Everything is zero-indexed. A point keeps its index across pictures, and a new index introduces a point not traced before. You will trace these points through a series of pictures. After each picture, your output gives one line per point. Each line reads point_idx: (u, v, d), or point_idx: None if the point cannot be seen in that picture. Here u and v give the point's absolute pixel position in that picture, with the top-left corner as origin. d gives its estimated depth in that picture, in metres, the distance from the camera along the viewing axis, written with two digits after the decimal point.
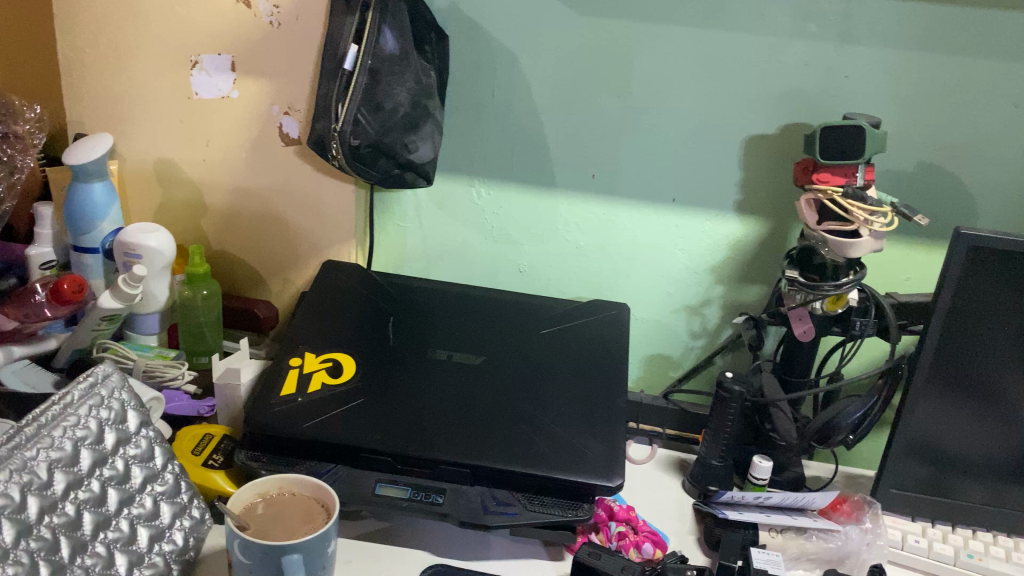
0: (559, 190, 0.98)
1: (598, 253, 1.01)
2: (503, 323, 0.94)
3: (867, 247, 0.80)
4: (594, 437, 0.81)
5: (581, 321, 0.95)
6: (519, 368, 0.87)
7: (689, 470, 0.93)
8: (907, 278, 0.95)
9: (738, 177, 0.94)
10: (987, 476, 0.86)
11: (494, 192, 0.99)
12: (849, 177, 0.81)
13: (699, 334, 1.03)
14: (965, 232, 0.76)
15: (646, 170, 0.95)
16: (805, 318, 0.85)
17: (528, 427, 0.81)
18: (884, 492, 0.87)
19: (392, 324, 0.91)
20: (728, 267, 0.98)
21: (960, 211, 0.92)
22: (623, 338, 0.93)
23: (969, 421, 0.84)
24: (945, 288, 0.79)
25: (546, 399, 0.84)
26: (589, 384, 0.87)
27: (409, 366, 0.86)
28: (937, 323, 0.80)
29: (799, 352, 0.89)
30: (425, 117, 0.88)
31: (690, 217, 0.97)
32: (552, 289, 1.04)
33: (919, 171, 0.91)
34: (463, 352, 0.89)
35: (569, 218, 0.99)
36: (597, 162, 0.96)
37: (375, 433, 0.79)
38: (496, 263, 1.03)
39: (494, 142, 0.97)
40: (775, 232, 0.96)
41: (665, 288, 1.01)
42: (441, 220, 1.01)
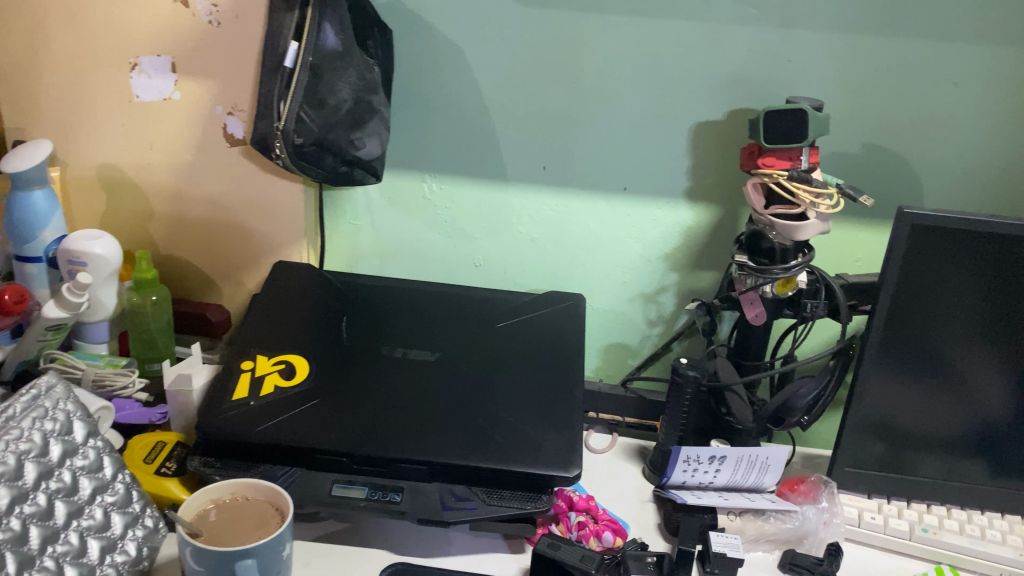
0: (511, 183, 0.98)
1: (551, 244, 1.01)
2: (459, 318, 0.93)
3: (815, 229, 0.81)
4: (551, 428, 0.81)
5: (536, 313, 0.95)
6: (474, 362, 0.87)
7: (649, 457, 0.93)
8: (857, 259, 0.97)
9: (687, 164, 0.94)
10: (939, 451, 0.88)
11: (446, 187, 0.99)
12: (795, 161, 0.81)
13: (655, 321, 1.03)
14: (908, 210, 0.77)
15: (597, 160, 0.95)
16: (756, 302, 0.86)
17: (485, 421, 0.81)
18: (840, 471, 0.88)
19: (346, 324, 0.91)
20: (682, 253, 0.99)
21: (905, 191, 0.93)
22: (579, 329, 0.93)
23: (920, 397, 0.86)
24: (890, 267, 0.80)
25: (502, 391, 0.84)
26: (546, 376, 0.87)
27: (364, 365, 0.86)
28: (884, 301, 0.81)
29: (753, 336, 0.89)
30: (370, 115, 0.87)
31: (642, 205, 0.97)
32: (508, 282, 1.04)
33: (864, 153, 0.92)
34: (417, 348, 0.88)
35: (521, 210, 0.99)
36: (548, 154, 0.96)
37: (330, 433, 0.78)
38: (451, 259, 1.02)
39: (444, 137, 0.96)
40: (726, 217, 0.96)
41: (620, 278, 1.01)
42: (393, 217, 1.00)
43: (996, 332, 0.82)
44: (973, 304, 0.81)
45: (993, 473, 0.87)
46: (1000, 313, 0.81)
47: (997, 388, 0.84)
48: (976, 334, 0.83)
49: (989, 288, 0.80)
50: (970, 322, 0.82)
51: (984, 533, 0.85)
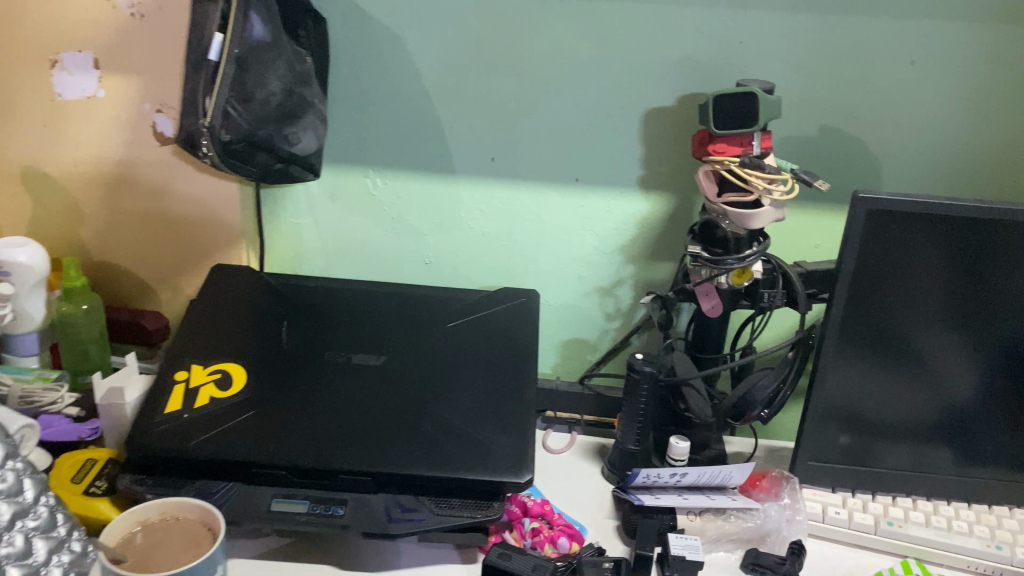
0: (459, 176, 0.94)
1: (503, 239, 0.97)
2: (406, 318, 0.89)
3: (767, 217, 0.79)
4: (501, 432, 0.78)
5: (488, 311, 0.92)
6: (421, 365, 0.83)
7: (608, 456, 0.89)
8: (817, 245, 0.94)
9: (640, 152, 0.91)
10: (903, 440, 0.85)
11: (390, 182, 0.95)
12: (746, 147, 0.78)
13: (613, 315, 0.99)
14: (863, 195, 0.74)
15: (547, 149, 0.92)
16: (712, 294, 0.83)
17: (432, 426, 0.77)
18: (803, 465, 0.86)
19: (287, 329, 0.87)
20: (637, 245, 0.95)
21: (863, 174, 0.90)
22: (532, 327, 0.90)
23: (882, 385, 0.83)
24: (847, 254, 0.77)
25: (451, 394, 0.80)
26: (497, 377, 0.83)
27: (304, 372, 0.82)
28: (842, 289, 0.79)
29: (710, 328, 0.86)
30: (302, 107, 0.83)
31: (595, 196, 0.94)
32: (460, 279, 1.00)
33: (820, 136, 0.89)
34: (361, 352, 0.84)
35: (470, 204, 0.95)
36: (495, 145, 0.92)
37: (268, 445, 0.74)
38: (399, 257, 0.99)
39: (387, 130, 0.92)
40: (681, 206, 0.93)
41: (575, 272, 0.98)
42: (336, 215, 0.96)
43: (958, 316, 0.80)
44: (933, 288, 0.79)
45: (959, 461, 0.85)
46: (961, 296, 0.79)
47: (960, 373, 0.82)
48: (938, 319, 0.80)
49: (948, 272, 0.78)
50: (931, 307, 0.80)
51: (951, 524, 0.82)
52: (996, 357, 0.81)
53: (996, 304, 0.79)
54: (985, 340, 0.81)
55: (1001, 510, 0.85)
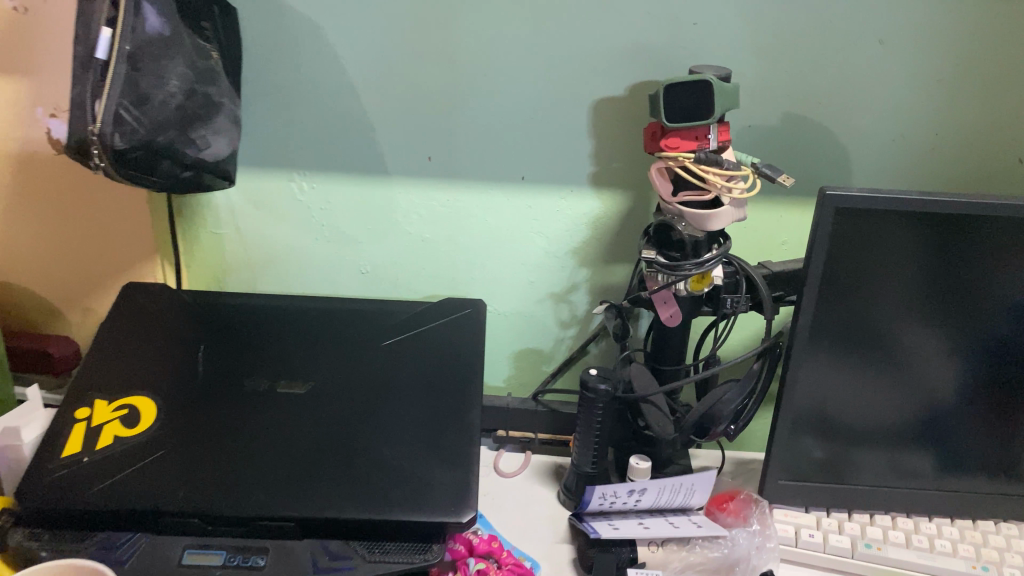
0: (393, 177, 0.86)
1: (446, 245, 0.89)
2: (338, 338, 0.81)
3: (727, 217, 0.72)
4: (441, 464, 0.70)
5: (429, 325, 0.84)
6: (352, 391, 0.76)
7: (564, 479, 0.82)
8: (784, 242, 0.87)
9: (590, 147, 0.83)
10: (879, 453, 0.79)
11: (319, 186, 0.86)
12: (702, 140, 0.70)
13: (568, 323, 0.92)
14: (831, 192, 0.67)
15: (488, 146, 0.83)
16: (671, 302, 0.75)
17: (363, 461, 0.70)
18: (773, 484, 0.79)
19: (203, 355, 0.78)
20: (591, 247, 0.88)
21: (831, 164, 0.84)
22: (478, 342, 0.82)
23: (856, 394, 0.77)
24: (814, 257, 0.70)
25: (384, 423, 0.73)
26: (437, 402, 0.75)
27: (221, 403, 0.74)
28: (811, 294, 0.72)
29: (670, 339, 0.79)
30: (208, 108, 0.75)
31: (543, 195, 0.86)
32: (401, 289, 0.92)
33: (784, 125, 0.82)
34: (286, 379, 0.77)
35: (407, 208, 0.87)
36: (431, 143, 0.84)
37: (178, 490, 0.66)
38: (333, 267, 0.90)
39: (311, 129, 0.84)
40: (637, 204, 0.85)
41: (526, 278, 0.90)
42: (261, 223, 0.88)
43: (936, 318, 0.73)
44: (909, 289, 0.72)
45: (940, 472, 0.79)
46: (938, 297, 0.72)
47: (942, 377, 0.76)
48: (914, 322, 0.74)
49: (924, 272, 0.71)
50: (908, 308, 0.73)
51: (933, 544, 0.76)
52: (978, 360, 0.75)
53: (976, 304, 0.73)
54: (966, 342, 0.74)
55: (986, 525, 0.79)
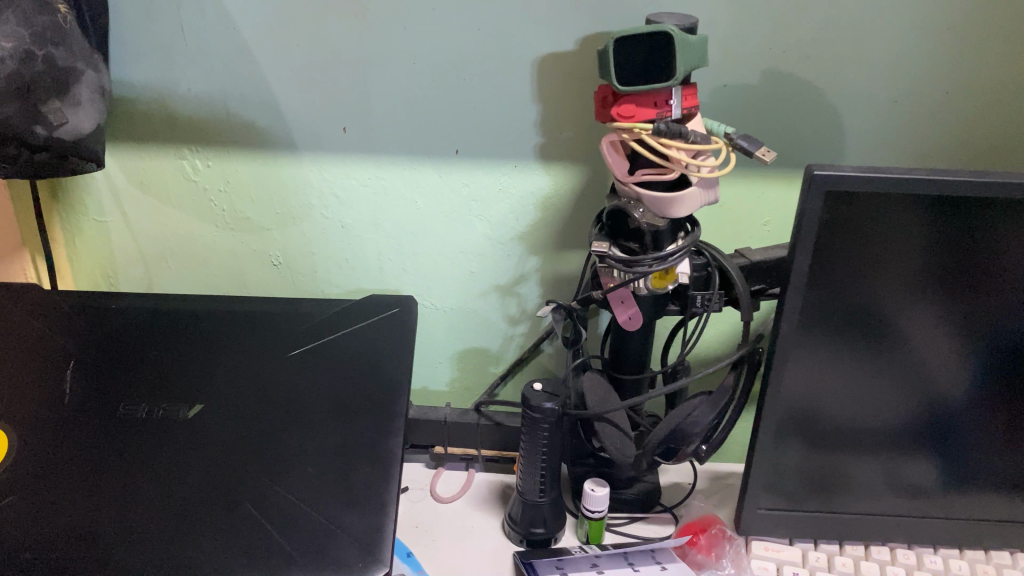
0: (303, 153, 0.72)
1: (370, 231, 0.76)
2: (239, 349, 0.69)
3: (695, 201, 0.58)
4: (350, 507, 0.57)
5: (349, 329, 0.72)
6: (247, 414, 0.63)
7: (508, 506, 0.70)
8: (765, 223, 0.74)
9: (535, 115, 0.69)
10: (876, 475, 0.67)
11: (216, 165, 0.73)
12: (663, 107, 0.57)
13: (517, 319, 0.79)
14: (819, 171, 0.54)
15: (413, 114, 0.70)
16: (629, 301, 0.63)
17: (253, 505, 0.57)
18: (752, 513, 0.67)
19: (71, 377, 0.65)
20: (540, 232, 0.75)
21: (820, 131, 0.70)
22: (405, 350, 0.70)
23: (851, 408, 0.64)
24: (800, 252, 0.57)
25: (283, 457, 0.60)
26: (351, 426, 0.63)
27: (90, 435, 0.61)
28: (796, 294, 0.59)
29: (629, 344, 0.67)
30: (61, 77, 0.61)
31: (482, 172, 0.72)
32: (323, 284, 0.79)
33: (764, 84, 0.68)
34: (169, 403, 0.64)
35: (322, 188, 0.74)
36: (345, 111, 0.70)
37: (21, 546, 0.53)
38: (242, 260, 0.78)
39: (201, 96, 0.70)
40: (592, 181, 0.72)
41: (466, 268, 0.77)
42: (152, 209, 0.75)
43: (946, 317, 0.61)
44: (914, 283, 0.59)
45: (947, 496, 0.68)
46: (949, 292, 0.60)
47: (953, 384, 0.63)
48: (920, 322, 0.61)
49: (932, 262, 0.58)
50: (913, 304, 0.60)
51: None
52: (997, 364, 0.62)
53: (995, 298, 0.60)
54: (982, 342, 0.62)
55: (1000, 557, 0.68)
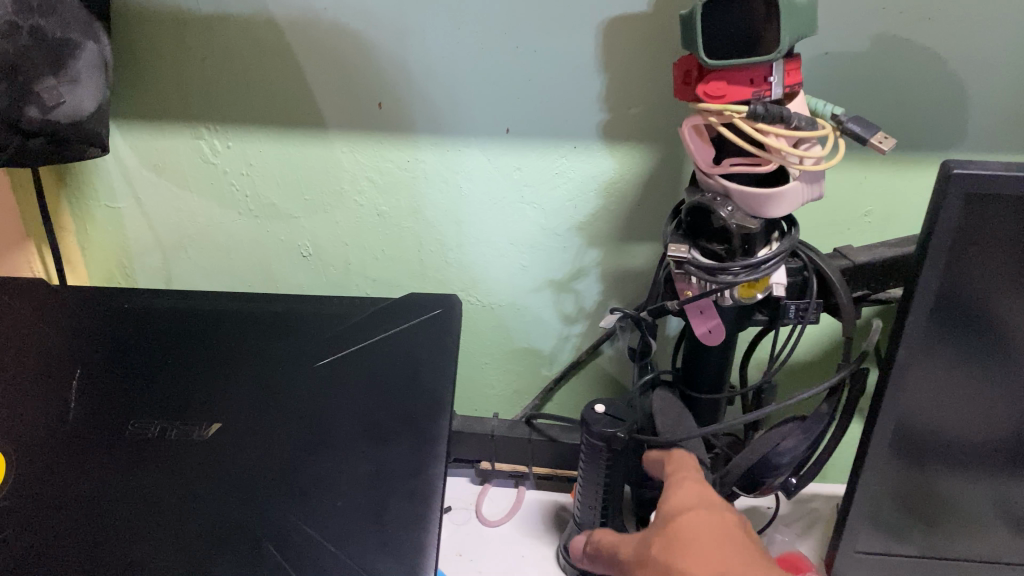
0: (331, 132, 0.63)
1: (409, 219, 0.68)
2: (262, 358, 0.61)
3: (796, 197, 0.49)
4: (384, 552, 0.49)
5: (385, 333, 0.64)
6: (269, 435, 0.56)
7: (565, 535, 0.62)
8: (867, 214, 0.65)
9: (601, 87, 0.59)
10: (1005, 526, 0.57)
11: (236, 146, 0.65)
12: (760, 85, 0.47)
13: (574, 318, 0.72)
14: (959, 170, 0.43)
15: (456, 87, 0.60)
16: (710, 312, 0.53)
17: (275, 546, 0.49)
18: (846, 556, 0.59)
19: (77, 391, 0.58)
20: (601, 223, 0.66)
21: (938, 107, 0.59)
22: (448, 358, 0.62)
23: (977, 450, 0.53)
24: (928, 267, 0.46)
25: (309, 488, 0.52)
26: (386, 452, 0.55)
27: (94, 458, 0.54)
28: (919, 317, 0.48)
29: (707, 359, 0.57)
30: (53, 50, 0.52)
31: (536, 154, 0.62)
32: (358, 276, 0.72)
33: (874, 52, 0.57)
34: (184, 422, 0.56)
35: (354, 171, 0.65)
36: (376, 83, 0.60)
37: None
38: (270, 249, 0.71)
39: (215, 67, 0.61)
40: (664, 166, 0.62)
41: (516, 261, 0.69)
42: (167, 194, 0.68)
43: None
44: None
45: None
46: None
47: None
48: None
49: None
50: None
51: None
52: None
53: None
54: None
55: None
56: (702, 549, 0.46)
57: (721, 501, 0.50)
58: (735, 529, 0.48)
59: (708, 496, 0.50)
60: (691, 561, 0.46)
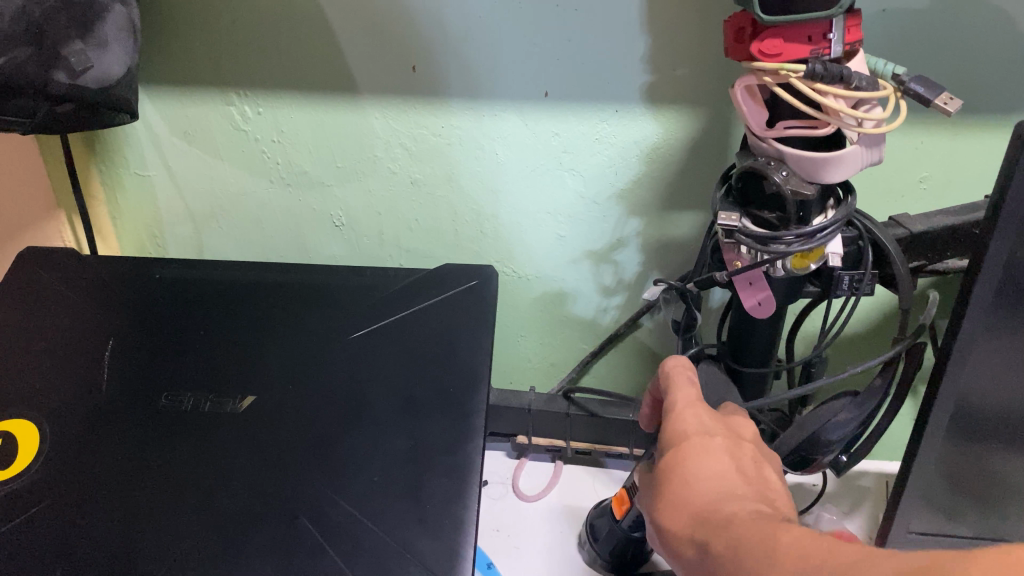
0: (363, 97, 0.61)
1: (443, 186, 0.66)
2: (295, 329, 0.60)
3: (854, 163, 0.46)
4: (423, 528, 0.47)
5: (420, 305, 0.62)
6: (307, 408, 0.55)
7: (600, 542, 0.59)
8: (922, 180, 0.62)
9: (644, 48, 0.56)
10: None
11: (265, 111, 0.63)
12: (817, 43, 0.44)
13: (613, 288, 0.70)
14: None
15: (492, 48, 0.57)
16: (759, 284, 0.51)
17: (311, 521, 0.48)
18: (899, 535, 0.57)
19: (109, 361, 0.57)
20: (643, 190, 0.63)
21: (1005, 66, 0.56)
22: (484, 329, 0.60)
23: None
24: (998, 235, 0.43)
25: (345, 462, 0.51)
26: (424, 425, 0.53)
27: (128, 430, 0.53)
28: (986, 288, 0.45)
29: (755, 332, 0.55)
30: (82, 14, 0.51)
31: (574, 119, 0.60)
32: (394, 246, 0.71)
33: (937, 6, 0.54)
34: (217, 395, 0.55)
35: (387, 136, 0.63)
36: (409, 44, 0.58)
37: (40, 562, 0.46)
38: (303, 219, 0.70)
39: (241, 29, 0.59)
40: (710, 131, 0.59)
41: (554, 231, 0.67)
42: (197, 161, 0.67)
43: None
44: None
45: None
46: None
47: None
48: None
49: None
50: None
51: None
52: None
53: None
54: None
55: None
56: (682, 482, 0.39)
57: (717, 420, 0.43)
58: (727, 453, 0.40)
59: (705, 421, 0.43)
60: (671, 503, 0.39)
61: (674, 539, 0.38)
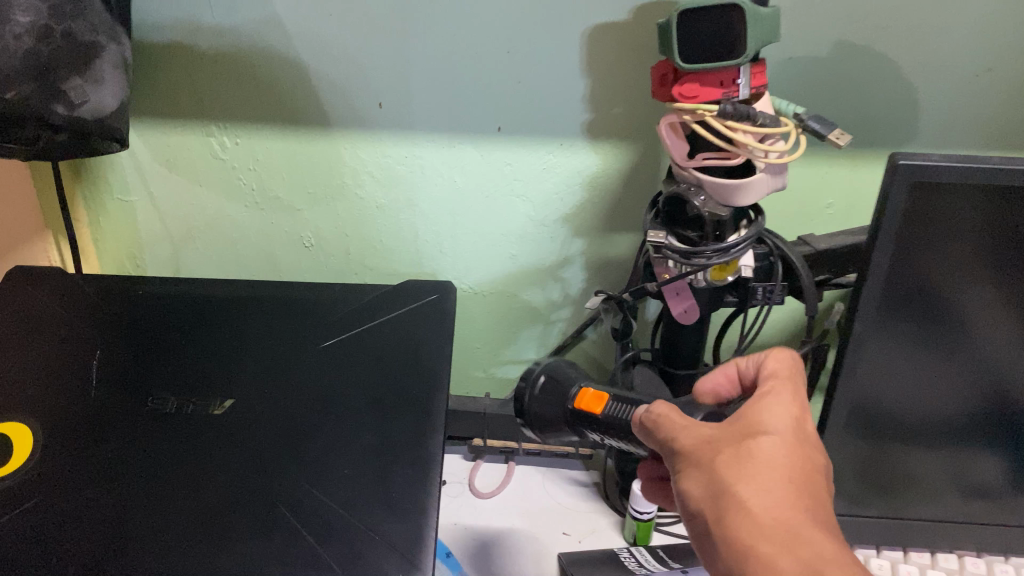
0: (334, 130, 0.68)
1: (405, 210, 0.72)
2: (271, 339, 0.66)
3: (762, 188, 0.53)
4: (389, 512, 0.53)
5: (384, 318, 0.68)
6: (283, 409, 0.60)
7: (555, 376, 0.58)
8: (829, 205, 0.71)
9: (584, 88, 0.63)
10: (953, 490, 0.62)
11: (244, 142, 0.69)
12: (728, 87, 0.52)
13: (561, 303, 0.77)
14: (905, 161, 0.47)
15: (451, 89, 0.64)
16: (685, 294, 0.59)
17: (288, 509, 0.53)
18: None
19: (99, 369, 0.62)
20: (586, 214, 0.71)
21: (894, 108, 0.65)
22: (443, 338, 0.66)
23: (928, 419, 0.58)
24: (878, 251, 0.51)
25: (319, 456, 0.57)
26: (388, 424, 0.59)
27: (117, 431, 0.58)
28: (871, 296, 0.53)
29: (683, 338, 0.63)
30: (82, 52, 0.56)
31: (525, 150, 0.67)
32: (359, 265, 0.77)
33: (834, 56, 0.62)
34: (199, 398, 0.61)
35: (355, 164, 0.70)
36: (377, 84, 0.65)
37: (39, 547, 0.50)
38: (275, 240, 0.75)
39: (223, 68, 0.65)
40: (643, 162, 0.67)
41: (507, 251, 0.74)
42: (178, 186, 0.72)
43: None
44: (1005, 288, 0.52)
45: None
46: None
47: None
48: (1004, 332, 0.54)
49: None
50: (1005, 312, 0.53)
51: None
52: None
53: None
54: None
55: None
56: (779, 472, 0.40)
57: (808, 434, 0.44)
58: (814, 469, 0.42)
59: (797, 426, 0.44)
60: (759, 484, 0.40)
61: (747, 513, 0.39)
